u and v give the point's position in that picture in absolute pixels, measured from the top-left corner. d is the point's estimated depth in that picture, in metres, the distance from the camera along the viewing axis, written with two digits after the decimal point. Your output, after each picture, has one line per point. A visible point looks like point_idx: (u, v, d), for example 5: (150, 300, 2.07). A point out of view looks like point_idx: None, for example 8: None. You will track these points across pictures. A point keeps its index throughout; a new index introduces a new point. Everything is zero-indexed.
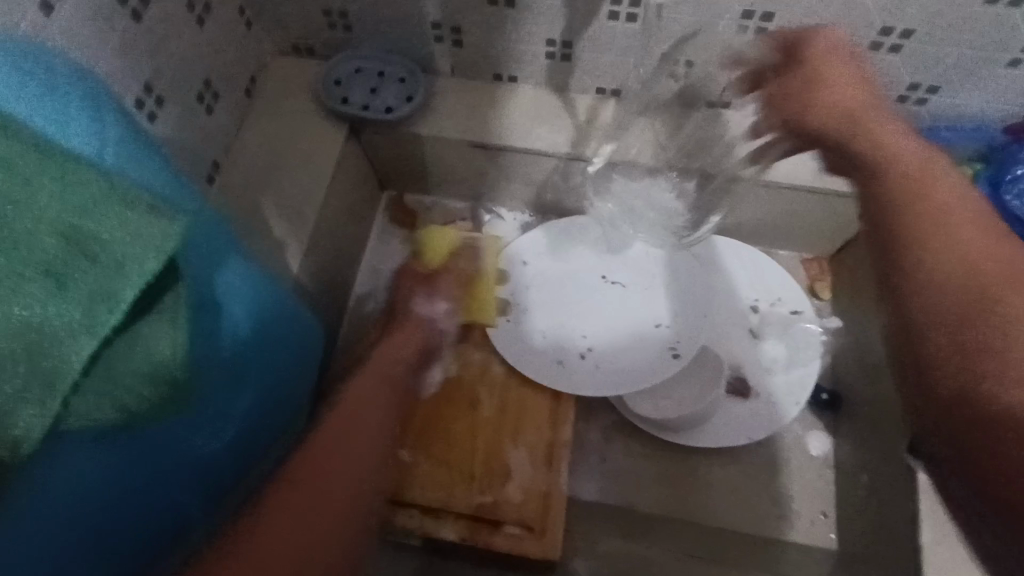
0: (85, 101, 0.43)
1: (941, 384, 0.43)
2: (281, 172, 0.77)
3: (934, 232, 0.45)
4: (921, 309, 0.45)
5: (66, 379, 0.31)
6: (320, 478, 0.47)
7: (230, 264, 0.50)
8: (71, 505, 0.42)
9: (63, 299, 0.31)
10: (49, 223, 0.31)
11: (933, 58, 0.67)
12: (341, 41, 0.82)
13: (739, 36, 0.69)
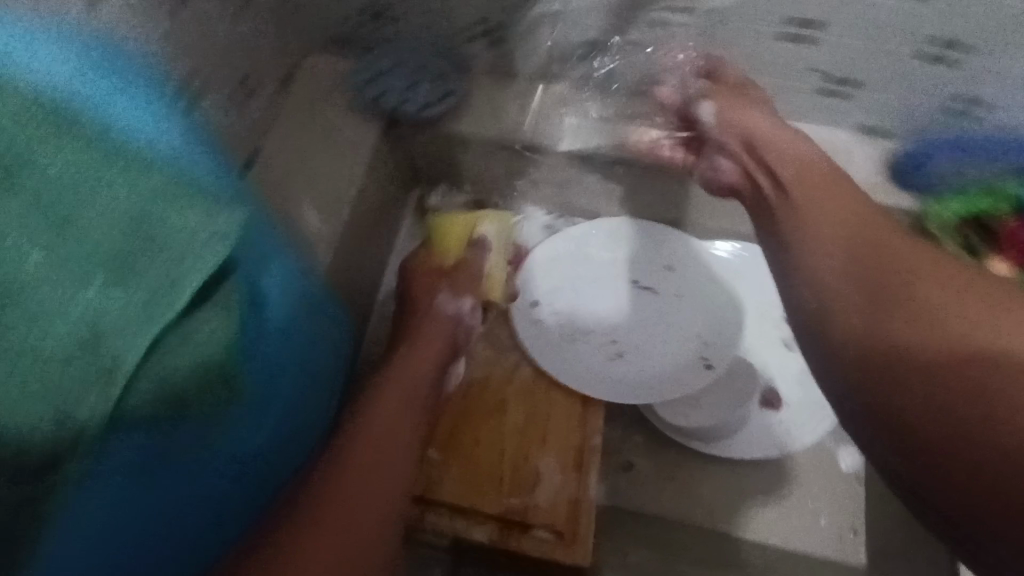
0: (147, 81, 0.39)
1: (880, 380, 0.45)
2: (316, 165, 0.78)
3: (875, 268, 0.49)
4: (848, 322, 0.49)
5: (120, 366, 0.34)
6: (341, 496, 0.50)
7: (273, 264, 0.50)
8: (110, 510, 0.39)
9: (126, 288, 0.34)
10: (113, 213, 0.34)
11: (987, 71, 0.65)
12: (380, 37, 0.81)
13: (783, 43, 0.68)
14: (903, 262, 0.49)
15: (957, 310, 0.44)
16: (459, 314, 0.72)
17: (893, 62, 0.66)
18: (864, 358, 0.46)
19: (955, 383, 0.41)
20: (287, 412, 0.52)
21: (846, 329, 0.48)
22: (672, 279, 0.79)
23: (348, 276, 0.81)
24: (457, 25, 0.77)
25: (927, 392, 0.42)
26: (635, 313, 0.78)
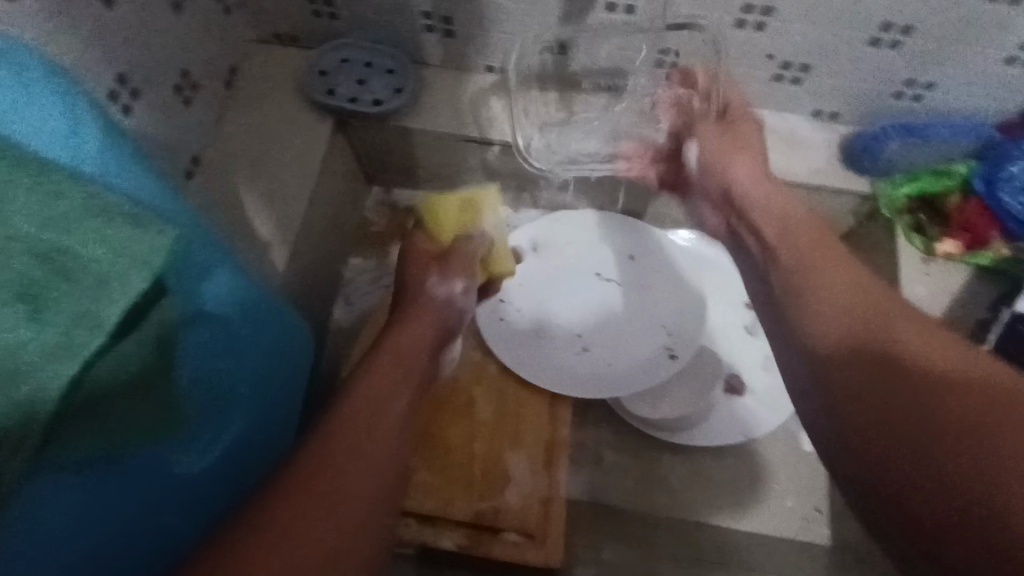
0: (62, 99, 0.41)
1: (860, 412, 0.44)
2: (264, 167, 0.75)
3: (858, 310, 0.49)
4: (836, 357, 0.48)
5: (38, 412, 0.31)
6: (337, 471, 0.45)
7: (216, 274, 0.47)
8: (65, 527, 0.42)
9: (38, 324, 0.31)
10: (17, 241, 0.31)
11: (931, 54, 0.66)
12: (328, 30, 0.79)
13: (737, 30, 0.68)
14: (883, 305, 0.49)
15: (940, 356, 0.42)
16: (451, 296, 0.69)
17: (841, 48, 0.67)
18: (841, 395, 0.46)
19: (941, 415, 0.39)
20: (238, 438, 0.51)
21: (834, 372, 0.48)
22: (636, 275, 0.79)
23: (306, 280, 0.78)
24: (407, 15, 0.75)
25: (908, 421, 0.41)
26: (600, 306, 0.77)
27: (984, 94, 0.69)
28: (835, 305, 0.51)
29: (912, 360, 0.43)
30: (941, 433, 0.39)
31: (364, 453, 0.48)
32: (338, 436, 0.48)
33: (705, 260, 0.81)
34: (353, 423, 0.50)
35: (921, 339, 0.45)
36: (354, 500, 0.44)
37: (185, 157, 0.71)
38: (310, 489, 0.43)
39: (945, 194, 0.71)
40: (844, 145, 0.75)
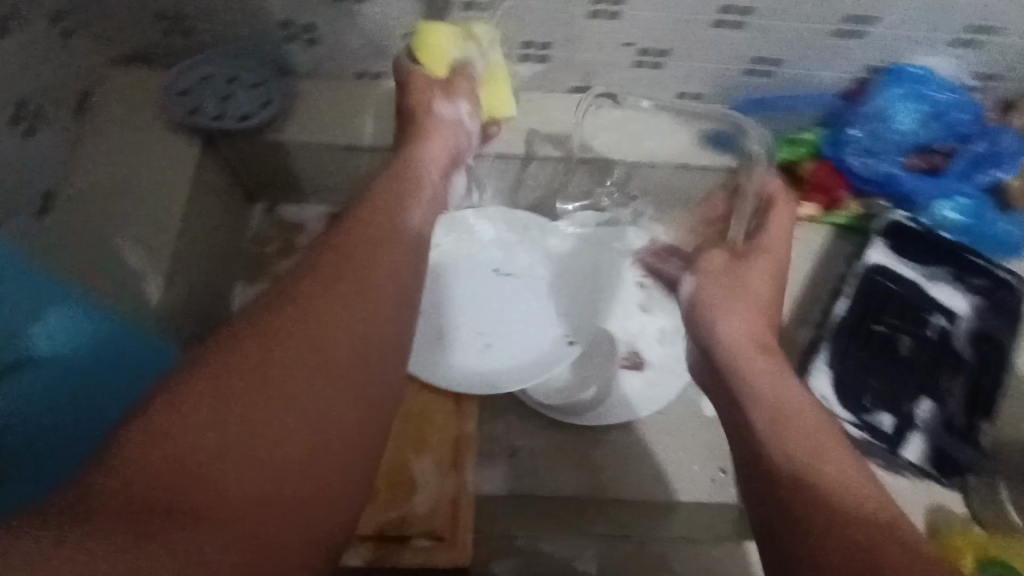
0: None
1: (794, 516, 0.43)
2: (128, 195, 0.71)
3: (810, 426, 0.48)
4: (775, 447, 0.47)
5: None
6: (282, 419, 0.39)
7: (50, 315, 0.56)
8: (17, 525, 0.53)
9: None
10: None
11: (772, 32, 0.70)
12: (185, 46, 0.75)
13: (592, 21, 0.70)
14: (797, 415, 0.49)
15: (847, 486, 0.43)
16: (458, 117, 0.70)
17: (692, 31, 0.71)
18: (777, 484, 0.45)
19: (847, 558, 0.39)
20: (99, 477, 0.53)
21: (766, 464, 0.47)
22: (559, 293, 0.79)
23: (192, 308, 0.75)
24: (266, 26, 0.72)
25: (810, 543, 0.41)
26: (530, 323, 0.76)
27: (825, 68, 0.74)
28: (796, 401, 0.50)
29: (830, 491, 0.43)
30: (848, 558, 0.39)
31: (329, 401, 0.41)
32: (313, 361, 0.41)
33: (605, 240, 0.82)
34: (336, 355, 0.42)
35: (838, 466, 0.45)
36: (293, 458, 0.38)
37: (38, 192, 0.68)
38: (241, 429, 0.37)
39: (800, 162, 0.76)
40: (711, 122, 0.80)
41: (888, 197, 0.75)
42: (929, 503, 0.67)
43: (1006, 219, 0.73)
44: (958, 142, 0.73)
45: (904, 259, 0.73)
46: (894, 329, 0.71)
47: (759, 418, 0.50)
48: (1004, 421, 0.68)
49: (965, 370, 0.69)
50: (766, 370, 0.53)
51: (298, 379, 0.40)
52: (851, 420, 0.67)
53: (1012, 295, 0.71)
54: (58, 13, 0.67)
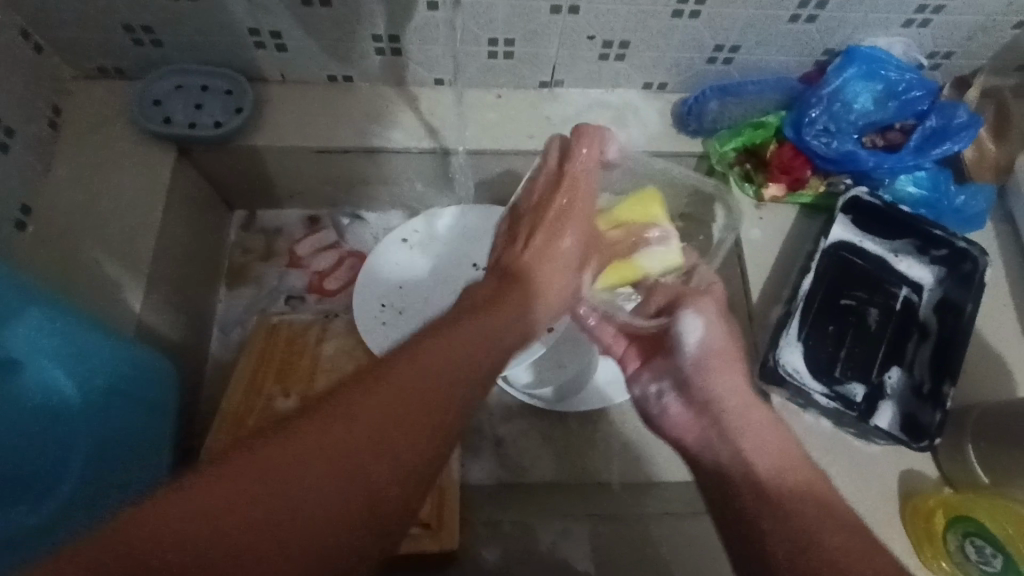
0: None
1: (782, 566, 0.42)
2: (105, 205, 0.72)
3: (788, 465, 0.49)
4: (753, 493, 0.47)
5: None
6: (341, 440, 0.39)
7: (21, 317, 0.53)
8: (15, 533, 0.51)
9: None
10: None
11: (729, 20, 0.72)
12: (154, 57, 0.76)
13: (554, 16, 0.71)
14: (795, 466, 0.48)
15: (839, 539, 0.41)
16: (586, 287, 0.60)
17: (650, 22, 0.72)
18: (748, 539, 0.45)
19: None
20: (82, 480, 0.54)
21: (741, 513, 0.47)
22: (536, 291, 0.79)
23: (173, 315, 0.76)
24: (233, 33, 0.73)
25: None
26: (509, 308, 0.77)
27: (783, 52, 0.77)
28: (778, 450, 0.50)
29: (799, 523, 0.44)
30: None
31: (384, 432, 0.41)
32: (385, 396, 0.42)
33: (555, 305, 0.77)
34: (403, 391, 0.42)
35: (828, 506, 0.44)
36: (339, 476, 0.39)
37: (15, 206, 0.69)
38: (297, 448, 0.38)
39: (764, 144, 0.78)
40: (675, 110, 0.82)
41: (850, 175, 0.76)
42: (902, 468, 0.68)
43: (964, 191, 0.76)
44: (915, 119, 0.77)
45: (869, 234, 0.75)
46: (860, 302, 0.73)
47: (763, 464, 0.49)
48: (970, 383, 0.71)
49: (927, 338, 0.71)
50: (760, 420, 0.53)
51: (363, 412, 0.41)
52: (823, 391, 0.68)
53: (971, 264, 0.72)
54: (24, 28, 0.70)
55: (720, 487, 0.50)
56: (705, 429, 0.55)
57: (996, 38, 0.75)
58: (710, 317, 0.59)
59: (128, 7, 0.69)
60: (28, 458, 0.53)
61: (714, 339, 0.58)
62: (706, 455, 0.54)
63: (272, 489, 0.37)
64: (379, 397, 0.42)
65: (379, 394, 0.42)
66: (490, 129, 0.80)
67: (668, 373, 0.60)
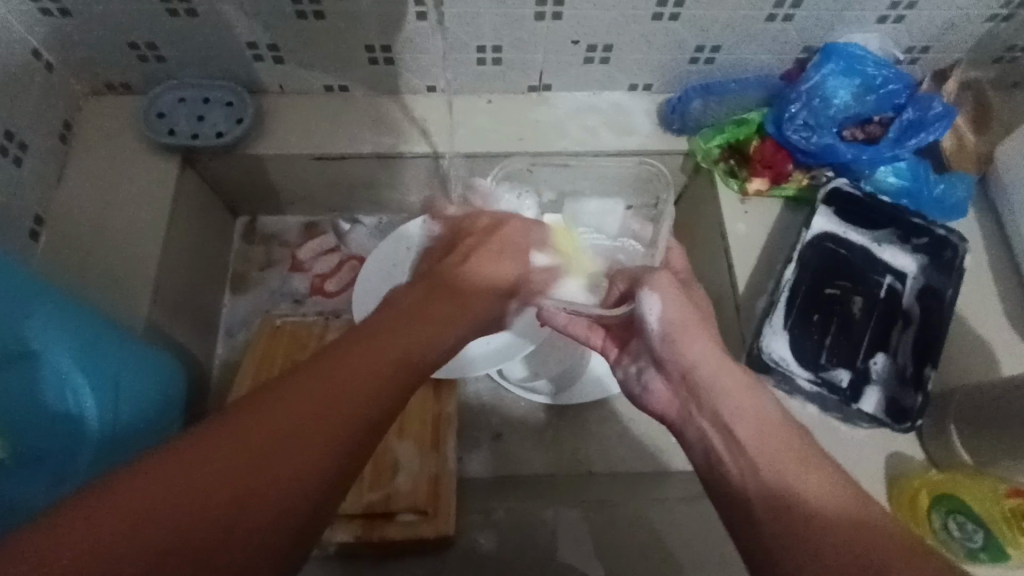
0: None
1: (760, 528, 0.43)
2: (114, 214, 0.75)
3: (774, 434, 0.47)
4: (734, 462, 0.47)
5: None
6: (277, 423, 0.36)
7: (37, 311, 0.56)
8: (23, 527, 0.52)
9: None
10: None
11: (708, 21, 0.75)
12: (159, 72, 0.80)
13: (538, 22, 0.74)
14: (778, 453, 0.46)
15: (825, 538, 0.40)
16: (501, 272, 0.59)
17: (632, 26, 0.75)
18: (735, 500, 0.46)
19: (815, 550, 0.40)
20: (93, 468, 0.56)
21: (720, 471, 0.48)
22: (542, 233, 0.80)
23: (181, 318, 0.79)
24: (233, 48, 0.77)
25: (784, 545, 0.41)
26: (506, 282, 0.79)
27: (763, 50, 0.79)
28: (757, 415, 0.48)
29: (767, 483, 0.44)
30: (799, 537, 0.41)
31: (324, 410, 0.38)
32: (319, 380, 0.39)
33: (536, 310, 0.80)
34: (337, 372, 0.40)
35: (813, 476, 0.43)
36: (280, 458, 0.36)
37: (28, 217, 0.72)
38: (233, 440, 0.35)
39: (748, 140, 0.80)
40: (660, 110, 0.85)
41: (831, 168, 0.78)
42: (888, 450, 0.70)
43: (942, 180, 0.78)
44: (893, 112, 0.79)
45: (850, 225, 0.76)
46: (845, 291, 0.74)
47: (742, 431, 0.48)
48: (953, 366, 0.72)
49: (911, 324, 0.72)
50: (733, 386, 0.50)
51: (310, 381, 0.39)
52: (808, 376, 0.70)
53: (952, 251, 0.74)
54: (36, 49, 0.74)
55: (703, 454, 0.50)
56: (685, 399, 0.54)
57: (971, 32, 0.77)
58: (667, 296, 0.56)
59: (133, 25, 0.73)
60: (41, 444, 0.55)
61: (675, 313, 0.55)
62: (690, 425, 0.53)
63: (207, 481, 0.34)
64: (309, 381, 0.39)
65: (308, 381, 0.39)
66: (481, 133, 0.83)
67: (643, 355, 0.60)
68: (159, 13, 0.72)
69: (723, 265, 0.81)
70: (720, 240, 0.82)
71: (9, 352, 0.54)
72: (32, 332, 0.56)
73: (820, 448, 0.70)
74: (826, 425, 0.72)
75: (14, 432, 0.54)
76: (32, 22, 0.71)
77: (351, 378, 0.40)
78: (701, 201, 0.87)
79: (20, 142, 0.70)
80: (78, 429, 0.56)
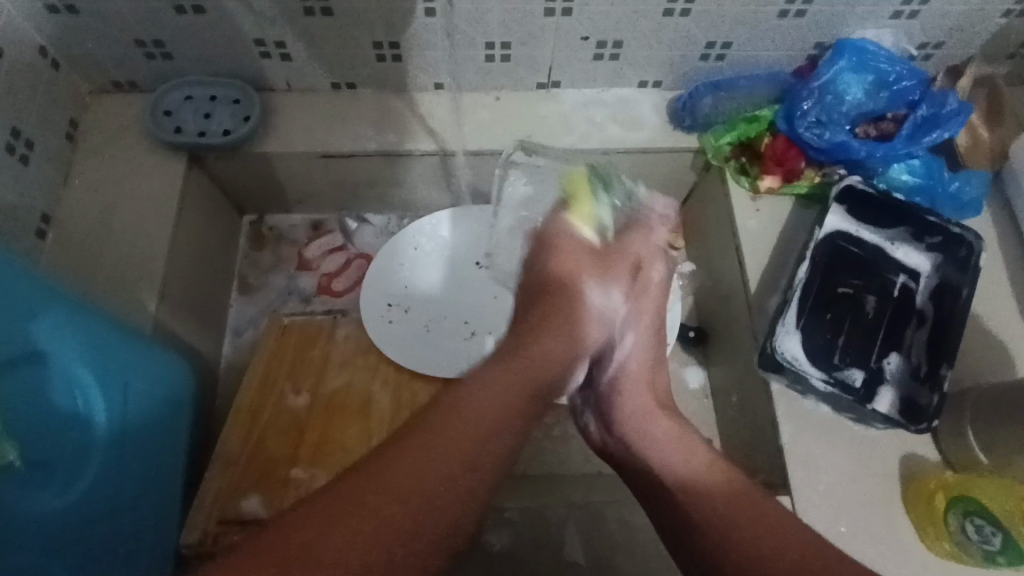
0: None
1: (698, 536, 0.56)
2: (121, 212, 0.75)
3: (648, 414, 0.68)
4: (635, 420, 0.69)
5: None
6: (406, 486, 0.54)
7: (45, 315, 0.55)
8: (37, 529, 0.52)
9: None
10: None
11: (719, 16, 0.74)
12: (165, 69, 0.79)
13: (547, 18, 0.73)
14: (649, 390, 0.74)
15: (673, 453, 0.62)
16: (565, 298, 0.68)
17: (642, 21, 0.74)
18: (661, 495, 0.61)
19: (725, 530, 0.55)
20: (101, 474, 0.56)
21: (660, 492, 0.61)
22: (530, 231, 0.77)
23: (189, 318, 0.79)
24: (239, 45, 0.76)
25: (711, 535, 0.55)
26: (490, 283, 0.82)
27: (774, 46, 0.78)
28: (699, 461, 0.61)
29: (679, 477, 0.60)
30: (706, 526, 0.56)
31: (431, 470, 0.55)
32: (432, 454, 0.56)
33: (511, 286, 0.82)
34: (439, 441, 0.57)
35: (697, 455, 0.62)
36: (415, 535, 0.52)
37: (35, 216, 0.72)
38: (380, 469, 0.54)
39: (759, 137, 0.80)
40: (670, 107, 0.84)
41: (844, 165, 0.77)
42: (903, 451, 0.69)
43: (957, 177, 0.77)
44: (907, 108, 0.78)
45: (863, 223, 0.75)
46: (858, 290, 0.73)
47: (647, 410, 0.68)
48: (968, 365, 0.72)
49: (925, 323, 0.71)
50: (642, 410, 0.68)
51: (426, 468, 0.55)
52: (822, 376, 0.69)
53: (966, 248, 0.73)
54: (42, 45, 0.73)
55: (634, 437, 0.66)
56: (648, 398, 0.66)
57: (986, 27, 0.76)
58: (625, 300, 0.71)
59: (139, 22, 0.72)
60: (49, 448, 0.54)
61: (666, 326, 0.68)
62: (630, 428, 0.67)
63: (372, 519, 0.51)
64: (424, 443, 0.56)
65: (428, 430, 0.57)
66: (491, 130, 0.82)
67: None
68: (165, 9, 0.71)
69: (735, 263, 0.81)
70: (731, 238, 0.82)
71: (19, 355, 0.53)
72: (40, 333, 0.55)
73: (837, 448, 0.69)
74: (843, 425, 0.70)
75: (18, 435, 0.52)
76: (38, 18, 0.71)
77: (457, 431, 0.58)
78: (711, 198, 0.87)
79: (26, 139, 0.70)
80: (87, 431, 0.56)
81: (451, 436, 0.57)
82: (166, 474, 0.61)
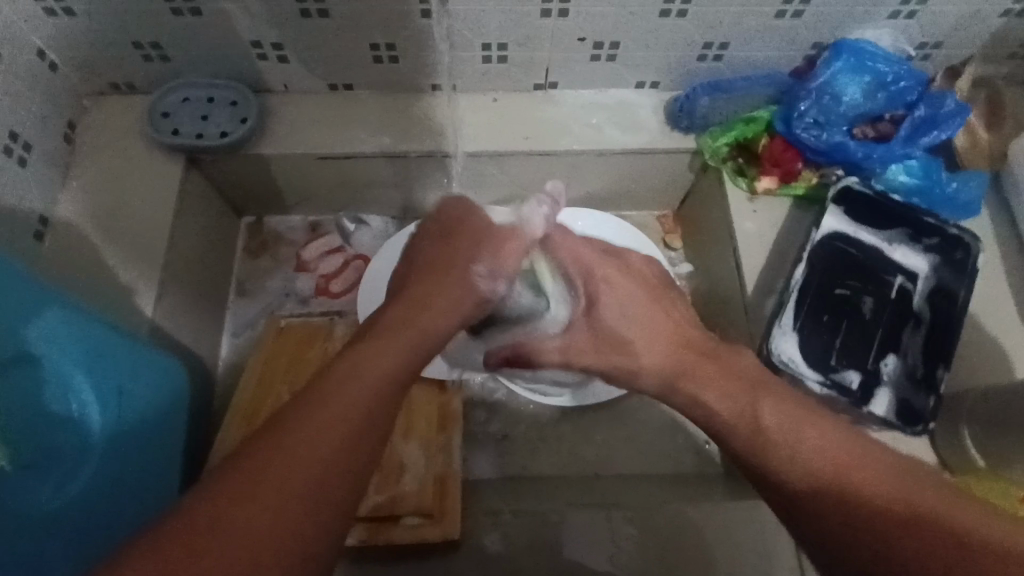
0: None
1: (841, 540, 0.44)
2: (118, 214, 0.75)
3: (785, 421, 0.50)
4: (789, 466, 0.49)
5: None
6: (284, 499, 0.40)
7: (45, 315, 0.56)
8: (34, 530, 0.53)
9: None
10: None
11: (716, 18, 0.73)
12: (163, 72, 0.79)
13: (544, 18, 0.73)
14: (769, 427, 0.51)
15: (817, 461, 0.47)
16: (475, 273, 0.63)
17: (639, 22, 0.74)
18: (794, 503, 0.47)
19: (882, 534, 0.43)
20: (99, 470, 0.57)
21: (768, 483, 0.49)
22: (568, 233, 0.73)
23: (186, 319, 0.79)
24: (237, 47, 0.76)
25: (864, 546, 0.43)
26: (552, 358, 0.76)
27: (771, 47, 0.78)
28: (816, 444, 0.48)
29: (802, 474, 0.47)
30: (880, 534, 0.43)
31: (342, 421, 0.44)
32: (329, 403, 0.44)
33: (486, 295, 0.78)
34: (318, 407, 0.44)
35: (860, 473, 0.46)
36: (303, 535, 0.40)
37: (33, 218, 0.72)
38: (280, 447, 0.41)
39: (756, 138, 0.79)
40: (667, 108, 0.84)
41: (842, 166, 0.77)
42: (901, 453, 0.69)
43: (955, 179, 0.76)
44: (905, 109, 0.78)
45: (861, 225, 0.74)
46: (855, 291, 0.73)
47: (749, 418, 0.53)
48: (966, 368, 0.71)
49: (922, 325, 0.71)
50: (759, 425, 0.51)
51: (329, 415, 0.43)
52: (819, 378, 0.69)
53: (964, 250, 0.73)
54: (42, 48, 0.74)
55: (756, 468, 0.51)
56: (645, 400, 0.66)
57: (985, 27, 0.76)
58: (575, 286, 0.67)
59: (137, 25, 0.73)
60: (49, 447, 0.55)
61: None
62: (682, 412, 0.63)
63: (243, 525, 0.38)
64: (305, 420, 0.42)
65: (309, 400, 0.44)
66: (487, 132, 0.82)
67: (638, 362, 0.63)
68: (162, 11, 0.71)
69: (732, 265, 0.80)
70: (728, 239, 0.81)
71: (12, 357, 0.54)
72: (34, 335, 0.56)
73: None
74: None
75: (21, 435, 0.54)
76: (37, 22, 0.71)
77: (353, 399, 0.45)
78: (709, 200, 0.87)
79: (24, 141, 0.70)
80: (83, 429, 0.57)
81: (341, 406, 0.44)
82: (165, 467, 0.61)
